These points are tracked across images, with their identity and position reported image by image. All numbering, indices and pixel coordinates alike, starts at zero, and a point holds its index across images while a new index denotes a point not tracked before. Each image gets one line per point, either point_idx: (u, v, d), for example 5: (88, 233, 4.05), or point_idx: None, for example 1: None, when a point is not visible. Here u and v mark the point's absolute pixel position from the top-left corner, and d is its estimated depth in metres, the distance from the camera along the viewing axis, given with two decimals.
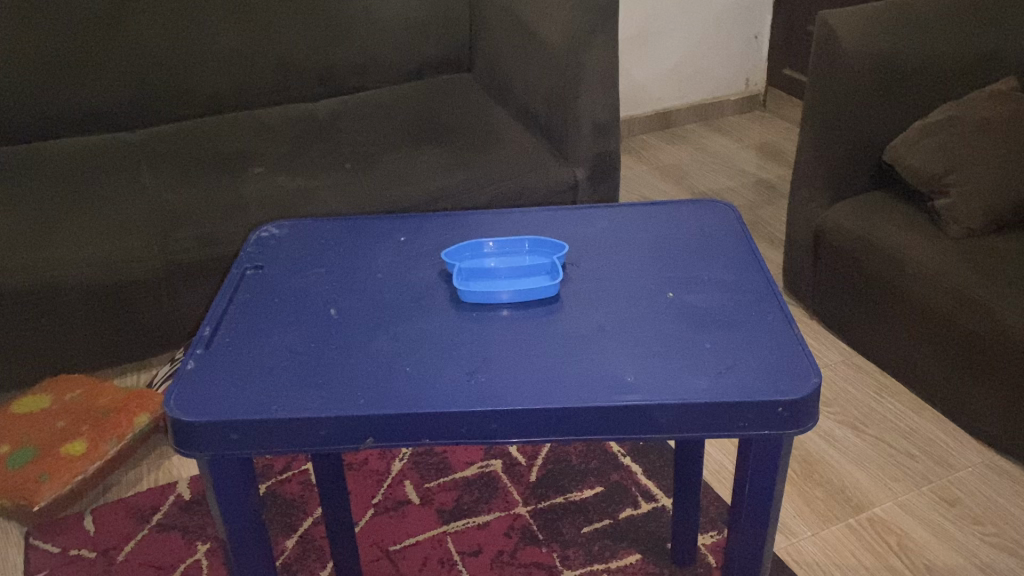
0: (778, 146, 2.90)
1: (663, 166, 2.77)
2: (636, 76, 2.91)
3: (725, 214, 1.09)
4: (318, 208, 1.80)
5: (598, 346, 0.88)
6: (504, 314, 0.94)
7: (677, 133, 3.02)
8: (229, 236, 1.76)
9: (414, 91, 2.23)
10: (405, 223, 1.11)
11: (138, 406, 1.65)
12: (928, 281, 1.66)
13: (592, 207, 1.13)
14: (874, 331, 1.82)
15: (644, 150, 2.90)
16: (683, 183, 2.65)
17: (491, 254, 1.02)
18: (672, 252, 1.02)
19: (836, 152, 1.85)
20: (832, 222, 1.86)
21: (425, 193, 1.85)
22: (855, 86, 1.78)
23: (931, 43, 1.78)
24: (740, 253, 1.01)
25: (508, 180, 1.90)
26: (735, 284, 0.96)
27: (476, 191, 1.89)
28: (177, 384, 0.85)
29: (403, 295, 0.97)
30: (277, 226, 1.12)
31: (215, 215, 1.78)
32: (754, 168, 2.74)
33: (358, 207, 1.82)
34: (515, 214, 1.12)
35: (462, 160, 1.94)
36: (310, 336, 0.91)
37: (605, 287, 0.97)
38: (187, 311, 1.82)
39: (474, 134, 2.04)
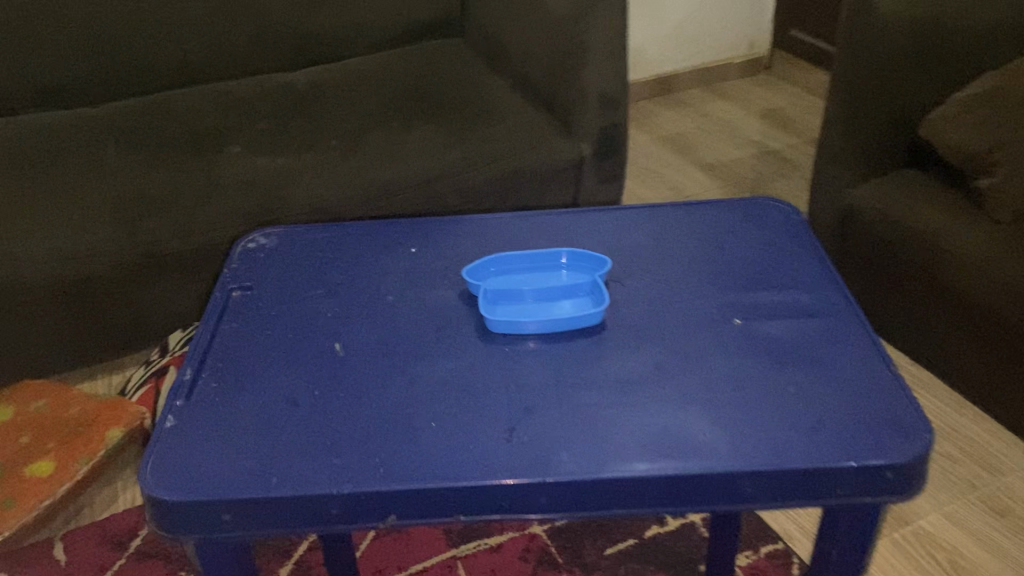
0: (785, 112, 2.75)
1: (666, 136, 2.61)
2: (637, 39, 2.74)
3: (786, 218, 0.95)
4: (303, 194, 1.63)
5: (659, 389, 0.74)
6: (538, 347, 0.79)
7: (678, 99, 2.86)
8: (205, 226, 1.59)
9: (405, 58, 2.05)
10: (414, 230, 0.96)
11: (105, 418, 1.49)
12: (969, 270, 1.53)
13: (631, 209, 0.98)
14: (907, 321, 1.69)
15: (644, 118, 2.74)
16: (688, 154, 2.49)
17: (520, 270, 0.88)
18: (730, 266, 0.88)
19: (867, 127, 1.70)
20: (861, 203, 1.71)
21: (418, 174, 1.69)
22: (891, 55, 1.62)
23: (972, 7, 1.62)
24: (812, 267, 0.87)
25: (510, 160, 1.74)
26: (811, 309, 0.82)
27: (476, 170, 1.72)
28: (154, 452, 0.70)
29: (420, 325, 0.82)
30: (267, 235, 0.97)
31: (189, 202, 1.60)
32: (760, 137, 2.59)
33: (347, 192, 1.65)
34: (543, 218, 0.97)
35: (460, 135, 1.77)
36: (313, 379, 0.76)
37: (658, 312, 0.82)
38: (161, 307, 1.66)
39: (472, 106, 1.86)
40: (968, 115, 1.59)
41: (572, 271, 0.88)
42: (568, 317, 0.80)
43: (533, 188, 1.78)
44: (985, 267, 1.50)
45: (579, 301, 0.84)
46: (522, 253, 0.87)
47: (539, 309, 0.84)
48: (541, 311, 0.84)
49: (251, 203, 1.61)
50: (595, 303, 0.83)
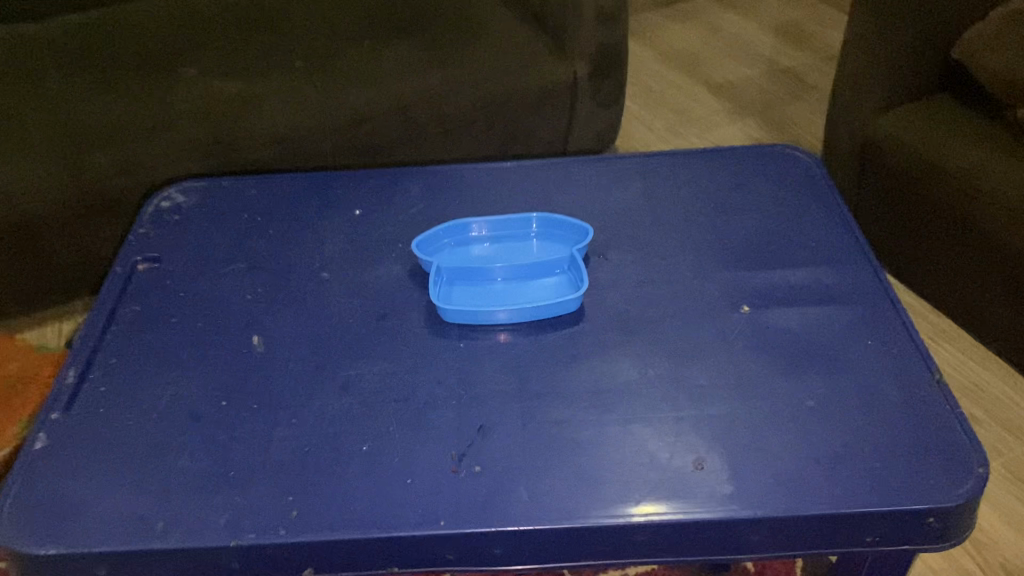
0: (801, 25, 2.53)
1: (671, 52, 2.41)
2: None
3: (806, 173, 0.79)
4: (262, 120, 1.24)
5: (650, 403, 0.59)
6: (503, 338, 0.65)
7: (686, 11, 2.63)
8: (163, 160, 1.20)
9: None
10: (362, 188, 0.80)
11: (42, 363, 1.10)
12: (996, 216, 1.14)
13: (620, 159, 0.82)
14: (931, 270, 1.38)
15: (649, 31, 2.53)
16: (694, 73, 2.29)
17: (485, 241, 0.73)
18: (735, 237, 0.73)
19: (891, 45, 1.35)
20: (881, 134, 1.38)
21: (392, 98, 1.30)
22: None
23: None
24: (834, 237, 0.72)
25: (507, 80, 1.36)
26: (835, 294, 0.67)
27: (468, 91, 1.33)
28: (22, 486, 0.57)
29: (359, 313, 0.68)
30: (185, 191, 0.81)
31: (137, 129, 1.21)
32: (774, 54, 2.38)
33: (314, 118, 1.26)
34: (515, 170, 0.81)
35: (460, 52, 1.37)
36: (223, 384, 0.62)
37: (649, 296, 0.68)
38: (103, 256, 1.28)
39: (471, 15, 1.47)
40: (992, 19, 1.26)
41: (548, 241, 0.73)
42: (541, 305, 0.65)
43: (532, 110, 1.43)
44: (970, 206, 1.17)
45: (557, 281, 0.70)
46: (486, 220, 0.72)
47: (508, 291, 0.69)
48: (510, 293, 0.69)
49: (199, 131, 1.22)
50: (575, 284, 0.68)
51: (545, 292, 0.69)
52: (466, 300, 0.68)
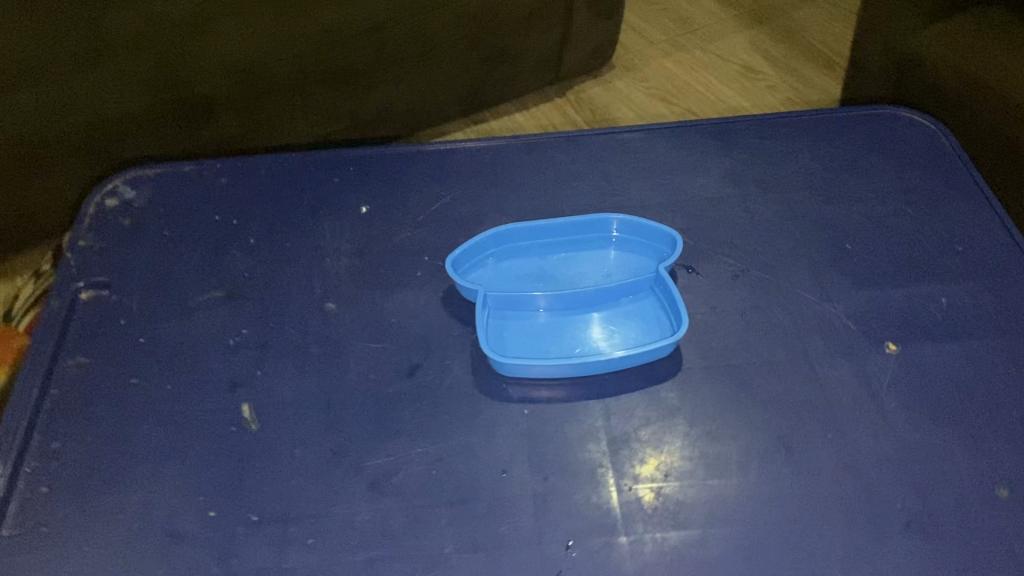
0: None
1: None
2: None
3: (933, 147, 0.62)
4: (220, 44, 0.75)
5: (792, 501, 0.45)
6: (562, 394, 0.50)
7: None
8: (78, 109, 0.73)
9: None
10: (367, 177, 0.63)
11: None
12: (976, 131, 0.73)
13: (694, 126, 0.65)
14: None
15: None
16: None
17: (538, 251, 0.57)
18: (858, 237, 0.57)
19: None
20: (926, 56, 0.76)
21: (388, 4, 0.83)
22: None
23: None
24: (985, 237, 0.56)
25: None
26: (1004, 323, 0.52)
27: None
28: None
29: (384, 362, 0.51)
30: (135, 183, 0.62)
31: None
32: None
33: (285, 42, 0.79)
34: (563, 148, 0.64)
35: None
36: (210, 485, 0.46)
37: (760, 330, 0.52)
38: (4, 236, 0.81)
39: None
40: None
41: (623, 251, 0.57)
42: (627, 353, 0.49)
43: (540, 51, 1.03)
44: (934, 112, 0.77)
45: (640, 309, 0.54)
46: (538, 224, 0.56)
47: (572, 325, 0.53)
48: (579, 327, 0.53)
49: (136, 52, 0.71)
50: (666, 314, 0.53)
51: (626, 326, 0.53)
52: (520, 341, 0.52)
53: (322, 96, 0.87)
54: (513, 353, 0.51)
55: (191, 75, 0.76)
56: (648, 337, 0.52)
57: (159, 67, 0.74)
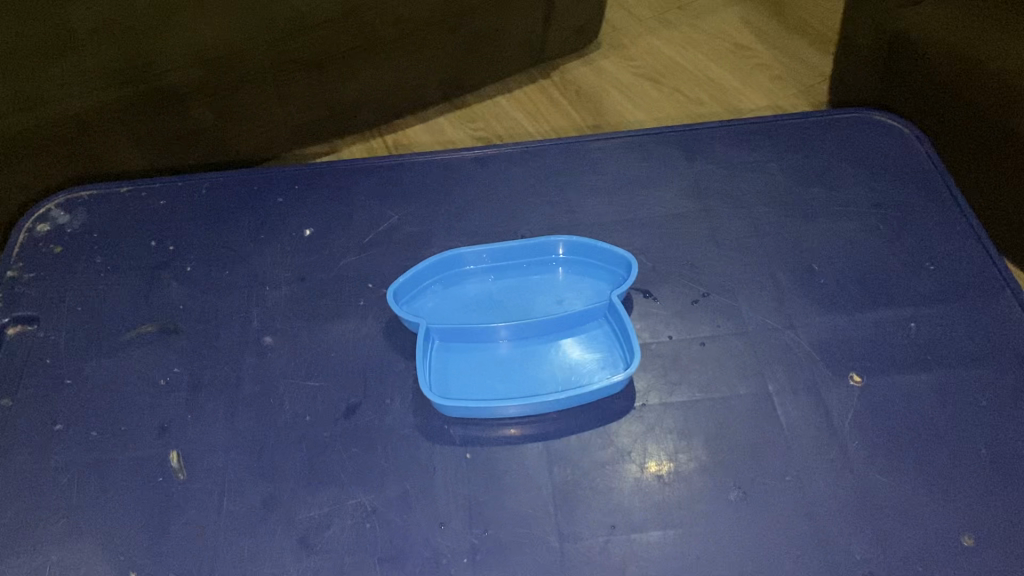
0: None
1: None
2: None
3: (908, 154, 0.59)
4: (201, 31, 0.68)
5: (745, 552, 0.42)
6: (516, 432, 0.47)
7: None
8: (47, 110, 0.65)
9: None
10: (311, 195, 0.60)
11: None
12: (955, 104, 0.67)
13: (657, 133, 0.62)
14: None
15: None
16: None
17: (486, 277, 0.54)
18: (823, 257, 0.54)
19: None
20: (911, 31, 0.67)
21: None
22: None
23: None
24: (958, 255, 0.53)
25: None
26: (974, 350, 0.49)
27: None
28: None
29: (320, 401, 0.48)
30: (70, 206, 0.60)
31: None
32: None
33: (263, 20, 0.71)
34: (518, 161, 0.61)
35: None
36: (133, 541, 0.44)
37: (718, 362, 0.49)
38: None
39: None
40: None
41: (576, 274, 0.54)
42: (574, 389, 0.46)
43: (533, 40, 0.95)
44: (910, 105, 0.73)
45: (592, 337, 0.51)
46: (484, 249, 0.53)
47: (521, 356, 0.50)
48: (529, 358, 0.50)
49: (103, 41, 0.63)
50: (618, 344, 0.50)
51: (578, 357, 0.50)
52: (467, 374, 0.50)
53: (306, 82, 0.80)
54: (458, 389, 0.49)
55: (163, 62, 0.68)
56: (600, 368, 0.50)
57: (127, 55, 0.66)
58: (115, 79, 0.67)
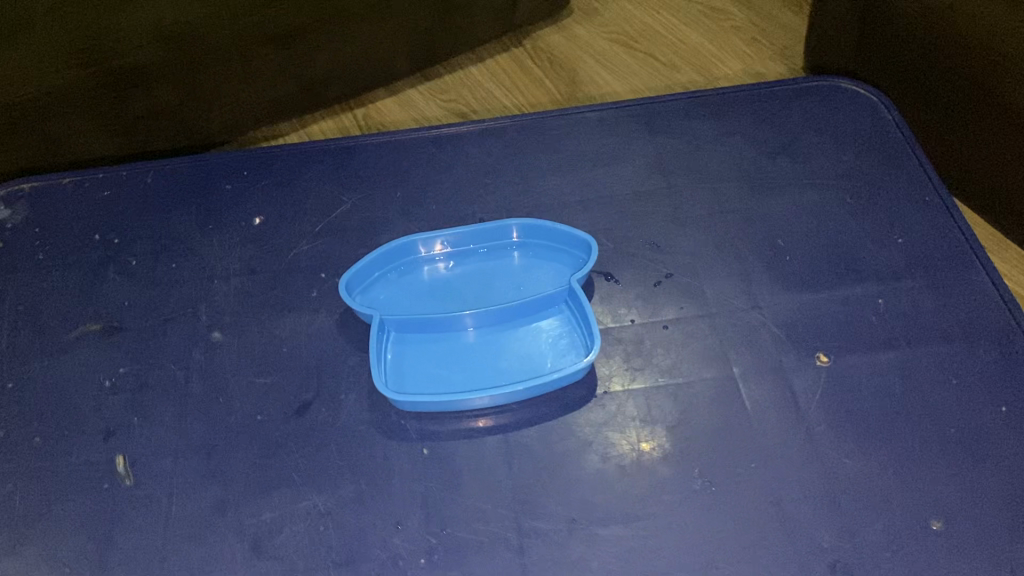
0: None
1: None
2: None
3: (876, 124, 0.57)
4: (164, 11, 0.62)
5: (710, 543, 0.41)
6: (484, 424, 0.46)
7: None
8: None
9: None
10: (262, 181, 0.57)
11: None
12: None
13: (618, 107, 0.60)
14: None
15: None
16: None
17: (445, 263, 0.52)
18: (789, 233, 0.52)
19: None
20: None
21: None
22: None
23: None
24: (925, 228, 0.52)
25: None
26: (943, 327, 0.48)
27: None
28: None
29: (271, 399, 0.47)
30: (10, 200, 0.57)
31: None
32: None
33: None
34: (476, 140, 0.59)
35: None
36: (78, 551, 0.42)
37: (681, 346, 0.48)
38: None
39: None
40: None
41: (537, 258, 0.52)
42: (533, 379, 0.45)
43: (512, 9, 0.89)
44: None
45: (554, 323, 0.50)
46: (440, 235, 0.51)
47: (481, 347, 0.49)
48: (489, 348, 0.49)
49: (61, 21, 0.58)
50: (580, 330, 0.49)
51: (540, 344, 0.49)
52: (425, 366, 0.48)
53: (274, 58, 0.72)
54: (415, 383, 0.47)
55: (130, 40, 0.62)
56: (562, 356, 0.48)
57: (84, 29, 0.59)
58: (75, 59, 0.61)
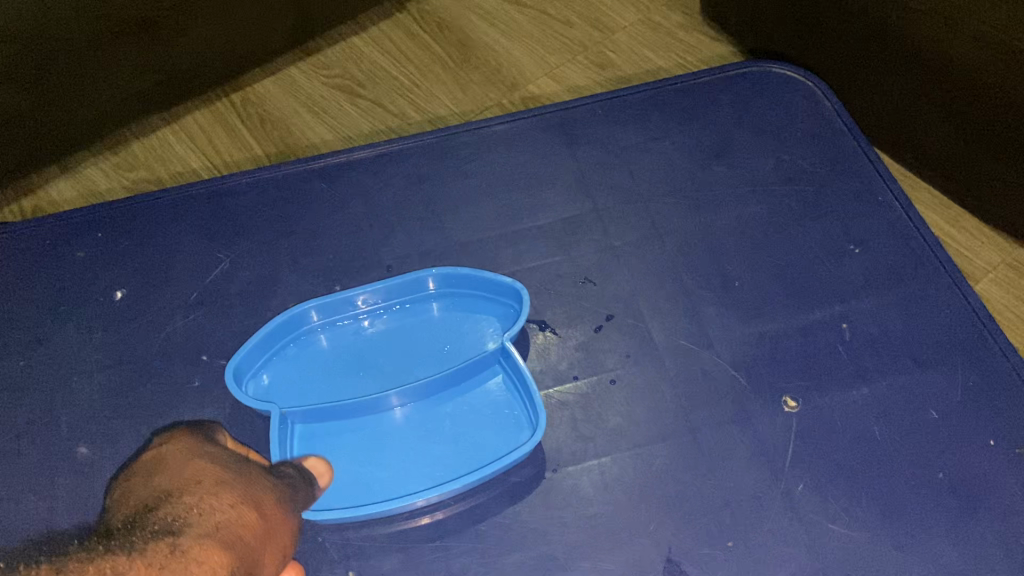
0: None
1: None
2: None
3: (814, 115, 0.52)
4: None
5: None
6: (408, 529, 0.39)
7: None
8: None
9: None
10: (122, 241, 0.48)
11: None
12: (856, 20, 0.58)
13: (530, 118, 0.53)
14: None
15: None
16: None
17: (351, 330, 0.46)
18: (735, 254, 0.47)
19: None
20: None
21: None
22: None
23: None
24: (882, 234, 0.47)
25: None
26: (914, 350, 0.43)
27: None
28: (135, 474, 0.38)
29: None
30: None
31: None
32: None
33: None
34: (372, 169, 0.51)
35: None
36: None
37: (633, 404, 0.42)
38: None
39: None
40: None
41: (462, 313, 0.46)
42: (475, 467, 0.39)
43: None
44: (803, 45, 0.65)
45: (488, 390, 0.44)
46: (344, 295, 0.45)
47: (406, 431, 0.42)
48: (416, 430, 0.43)
49: None
50: (518, 397, 0.43)
51: (473, 419, 0.43)
52: (343, 462, 0.41)
53: (127, 52, 0.62)
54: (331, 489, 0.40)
55: None
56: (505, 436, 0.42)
57: None
58: None
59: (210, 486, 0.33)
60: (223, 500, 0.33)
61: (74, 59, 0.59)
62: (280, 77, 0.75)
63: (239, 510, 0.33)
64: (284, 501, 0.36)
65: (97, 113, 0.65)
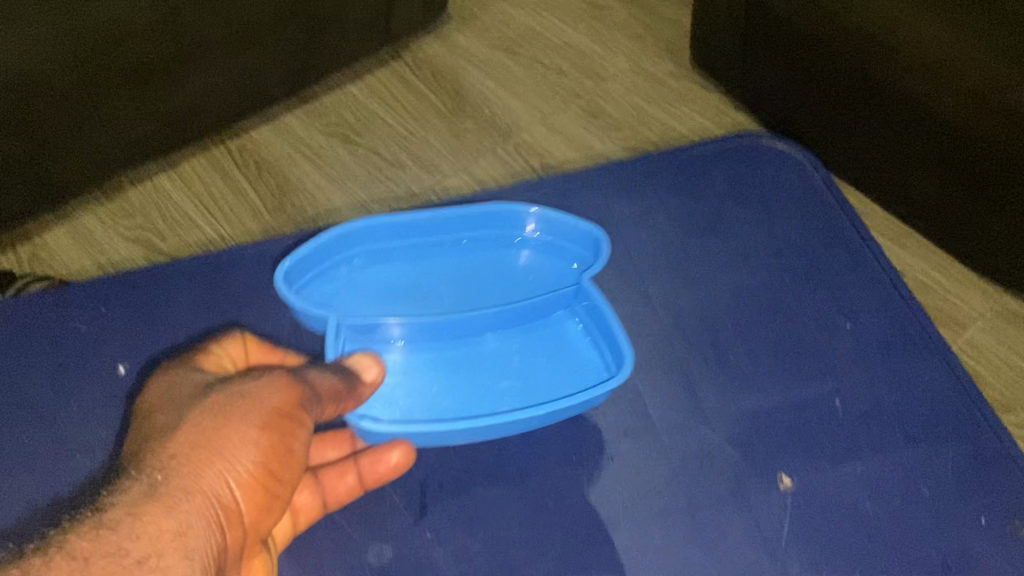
0: None
1: None
2: None
3: (805, 188, 0.54)
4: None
5: None
6: None
7: None
8: None
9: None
10: (124, 311, 0.49)
11: None
12: (835, 66, 0.61)
13: (528, 189, 0.54)
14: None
15: None
16: None
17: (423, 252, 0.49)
18: (730, 328, 0.48)
19: None
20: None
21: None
22: None
23: None
24: (874, 309, 0.48)
25: None
26: (905, 426, 0.44)
27: None
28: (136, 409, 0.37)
29: None
30: None
31: None
32: None
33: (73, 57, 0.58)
34: None
35: None
36: None
37: (632, 481, 0.43)
38: None
39: None
40: None
41: (536, 255, 0.50)
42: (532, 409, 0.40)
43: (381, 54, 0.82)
44: (791, 103, 0.68)
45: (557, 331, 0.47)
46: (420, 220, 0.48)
47: (469, 359, 0.45)
48: (470, 359, 0.46)
49: None
50: (592, 345, 0.46)
51: (541, 362, 0.46)
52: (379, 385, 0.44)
53: (117, 104, 0.63)
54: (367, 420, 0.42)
55: None
56: (557, 376, 0.45)
57: None
58: None
59: (196, 418, 0.33)
60: (211, 428, 0.32)
61: (67, 114, 0.61)
62: (277, 125, 0.76)
63: (238, 452, 0.32)
64: (295, 414, 0.35)
65: (91, 168, 0.66)
